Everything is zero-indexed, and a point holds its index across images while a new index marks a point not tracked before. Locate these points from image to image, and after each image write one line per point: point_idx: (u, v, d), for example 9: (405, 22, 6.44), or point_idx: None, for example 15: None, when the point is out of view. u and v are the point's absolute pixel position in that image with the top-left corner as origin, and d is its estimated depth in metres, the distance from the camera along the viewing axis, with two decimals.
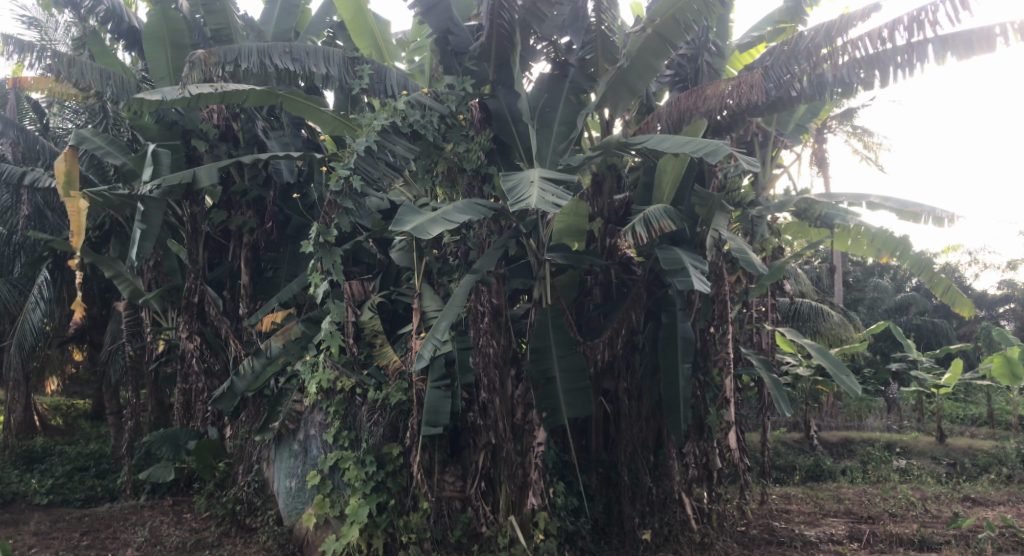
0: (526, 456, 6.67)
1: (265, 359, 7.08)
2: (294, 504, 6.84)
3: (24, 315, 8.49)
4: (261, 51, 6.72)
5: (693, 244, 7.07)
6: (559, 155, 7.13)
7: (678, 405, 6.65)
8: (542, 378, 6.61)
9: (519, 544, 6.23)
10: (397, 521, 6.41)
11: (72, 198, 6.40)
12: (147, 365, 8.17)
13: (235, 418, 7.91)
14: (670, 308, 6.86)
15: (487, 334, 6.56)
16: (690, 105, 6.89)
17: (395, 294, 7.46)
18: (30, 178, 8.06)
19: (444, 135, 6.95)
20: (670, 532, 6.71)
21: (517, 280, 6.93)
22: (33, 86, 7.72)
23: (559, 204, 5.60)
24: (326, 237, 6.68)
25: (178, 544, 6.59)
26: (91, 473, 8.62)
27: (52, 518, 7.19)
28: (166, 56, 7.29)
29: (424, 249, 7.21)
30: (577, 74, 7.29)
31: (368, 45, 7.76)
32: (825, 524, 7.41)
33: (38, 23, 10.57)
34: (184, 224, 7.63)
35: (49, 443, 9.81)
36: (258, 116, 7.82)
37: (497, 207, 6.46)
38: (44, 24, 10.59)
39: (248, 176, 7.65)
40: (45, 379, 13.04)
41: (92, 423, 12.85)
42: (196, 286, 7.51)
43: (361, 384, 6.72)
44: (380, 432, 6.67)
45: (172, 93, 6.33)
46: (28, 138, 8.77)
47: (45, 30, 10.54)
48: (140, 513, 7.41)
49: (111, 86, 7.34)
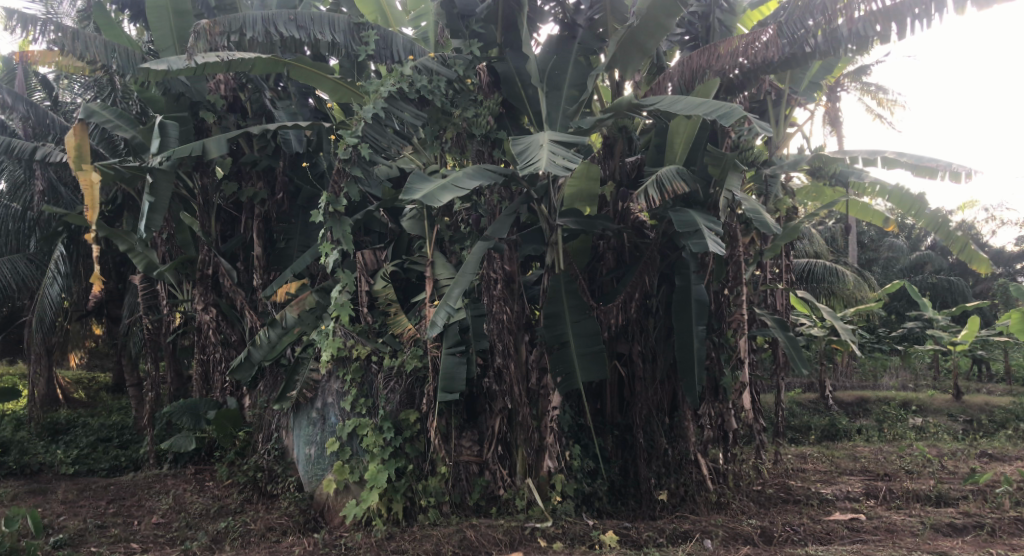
0: (543, 420, 6.76)
1: (281, 329, 7.13)
2: (315, 471, 6.90)
3: (42, 290, 8.50)
4: (265, 19, 6.72)
5: (706, 205, 6.98)
6: (569, 118, 7.04)
7: (692, 366, 6.65)
8: (556, 343, 6.74)
9: (537, 508, 6.47)
10: (415, 485, 6.61)
11: (83, 170, 6.45)
12: (165, 337, 8.25)
13: (254, 388, 8.02)
14: (684, 271, 6.81)
15: (499, 301, 6.77)
16: (702, 64, 6.89)
17: (407, 263, 7.47)
18: (41, 153, 8.06)
19: (452, 101, 7.11)
20: (686, 492, 6.78)
21: (531, 246, 7.06)
22: (39, 60, 7.45)
23: (570, 167, 5.83)
24: (336, 206, 6.92)
25: (202, 511, 6.71)
26: (115, 443, 8.71)
27: (79, 487, 7.31)
28: (170, 23, 7.06)
29: (436, 216, 7.28)
30: (586, 34, 7.13)
31: (372, 9, 7.58)
32: (841, 482, 7.44)
33: None
34: (195, 196, 7.57)
35: (73, 416, 9.89)
36: (265, 86, 7.65)
37: (507, 172, 6.58)
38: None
39: (257, 147, 7.52)
40: (68, 353, 13.22)
41: (114, 396, 13.00)
42: (210, 257, 7.49)
43: (377, 351, 6.93)
44: (397, 399, 6.84)
45: (178, 62, 6.40)
46: (38, 113, 8.66)
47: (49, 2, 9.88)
48: (163, 482, 7.52)
49: (116, 58, 7.10)
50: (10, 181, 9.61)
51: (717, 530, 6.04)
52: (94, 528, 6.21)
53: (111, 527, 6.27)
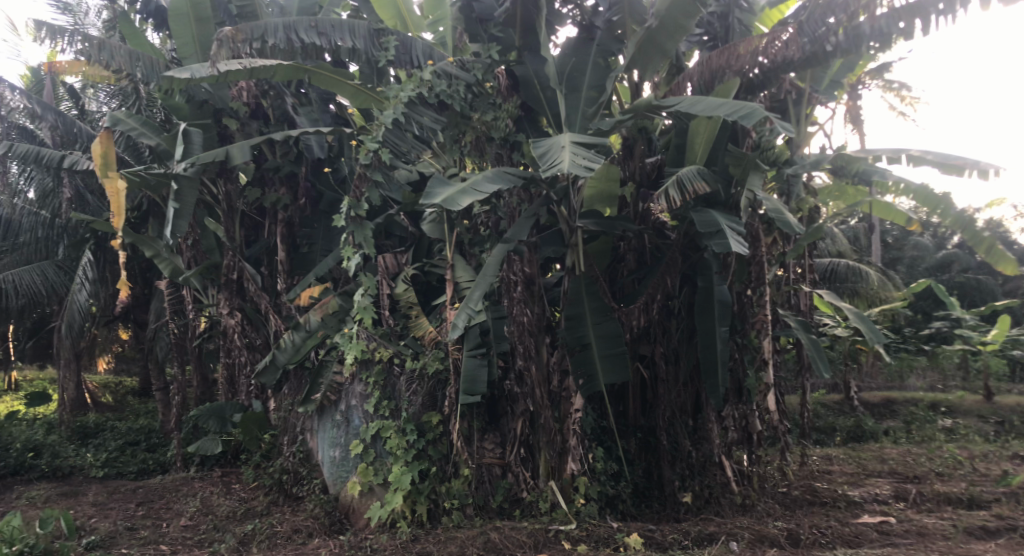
0: (565, 423, 6.84)
1: (305, 333, 7.24)
2: (339, 473, 6.93)
3: (70, 296, 8.64)
4: (287, 26, 6.77)
5: (728, 207, 6.99)
6: (588, 120, 7.04)
7: (716, 367, 6.62)
8: (578, 345, 6.77)
9: (560, 510, 6.48)
10: (439, 487, 6.65)
11: (111, 179, 6.60)
12: (191, 342, 8.36)
13: (278, 391, 8.10)
14: (706, 272, 6.79)
15: (520, 303, 6.79)
16: (721, 64, 6.86)
17: (428, 266, 7.49)
18: (69, 161, 8.11)
19: (471, 105, 7.07)
20: (710, 494, 6.71)
21: (551, 248, 7.10)
22: (66, 70, 7.43)
23: (591, 168, 5.86)
24: (358, 211, 6.98)
25: (229, 514, 6.78)
26: (143, 447, 8.82)
27: (109, 490, 7.41)
28: (192, 32, 7.16)
29: (455, 220, 7.28)
30: (604, 36, 7.19)
31: (392, 15, 7.52)
32: (869, 484, 7.37)
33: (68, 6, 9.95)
34: (219, 203, 7.66)
35: (102, 419, 10.04)
36: (288, 92, 7.73)
37: (527, 175, 6.61)
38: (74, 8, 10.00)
39: (280, 153, 7.53)
40: (96, 358, 13.43)
41: (141, 399, 13.19)
42: (235, 263, 7.51)
43: (399, 354, 7.00)
44: (419, 401, 6.87)
45: (201, 71, 6.48)
46: (66, 122, 8.78)
47: (76, 14, 9.94)
48: (191, 484, 7.61)
49: (141, 67, 7.24)
50: (39, 190, 9.67)
51: (743, 532, 6.00)
52: (124, 530, 6.31)
53: (141, 529, 6.36)
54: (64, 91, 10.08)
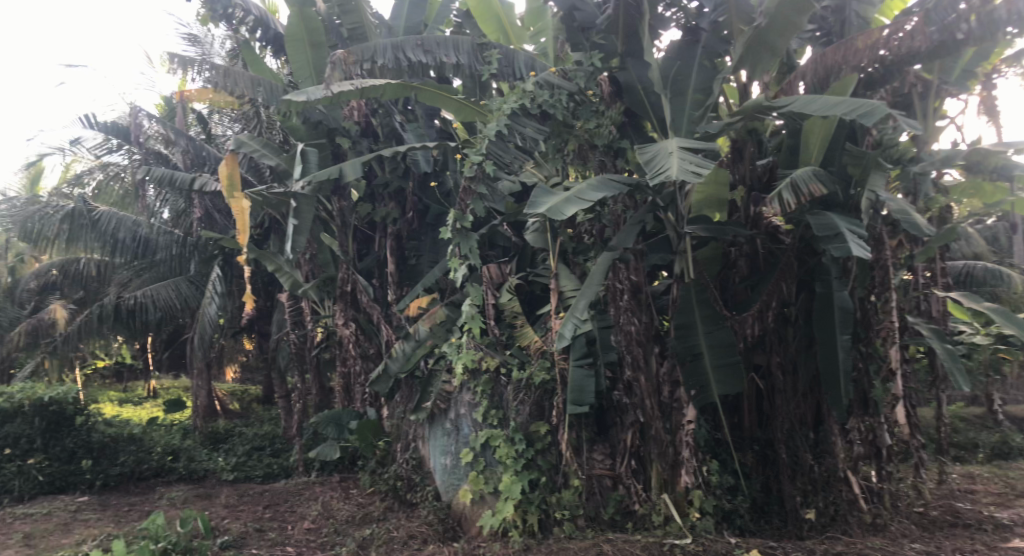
0: (677, 434, 6.59)
1: (414, 342, 7.49)
2: (452, 481, 7.06)
3: (202, 308, 9.12)
4: (395, 46, 7.05)
5: (847, 208, 6.66)
6: (695, 123, 6.86)
7: (838, 380, 6.31)
8: (689, 355, 6.57)
9: (674, 524, 6.30)
10: (550, 497, 6.65)
11: (237, 198, 6.97)
12: (309, 352, 8.78)
13: (391, 399, 8.35)
14: (825, 277, 6.46)
15: (627, 312, 6.73)
16: (838, 60, 6.52)
17: (531, 275, 7.54)
18: (199, 183, 8.76)
19: (574, 114, 7.08)
20: (837, 512, 6.42)
21: (657, 255, 6.97)
22: (195, 98, 7.95)
23: (700, 173, 5.73)
24: (463, 223, 7.10)
25: (348, 518, 7.04)
26: (268, 451, 9.32)
27: (239, 492, 7.87)
28: (308, 57, 7.48)
29: (559, 228, 7.25)
30: (710, 37, 6.95)
31: (494, 29, 7.72)
32: (1020, 507, 6.74)
33: (196, 39, 10.15)
34: (333, 218, 8.03)
35: (231, 425, 10.71)
36: (395, 110, 7.97)
37: (633, 182, 6.55)
38: (202, 40, 10.21)
39: (389, 170, 7.80)
40: (225, 367, 14.38)
41: (265, 406, 14.00)
42: (349, 275, 7.87)
43: (505, 364, 7.05)
44: (527, 411, 6.90)
45: (316, 93, 6.77)
46: (196, 145, 9.60)
47: (204, 45, 10.13)
48: (312, 488, 7.96)
49: (262, 92, 7.65)
50: (172, 210, 10.58)
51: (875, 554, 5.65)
52: (255, 531, 6.68)
53: (269, 530, 6.70)
54: (194, 118, 10.75)
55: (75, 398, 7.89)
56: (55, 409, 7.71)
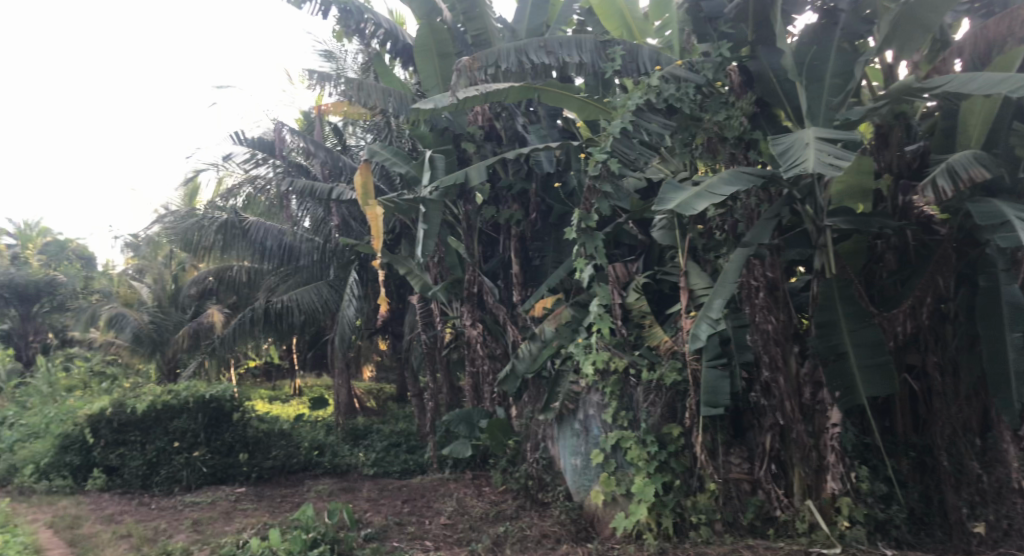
0: (820, 438, 6.34)
1: (541, 343, 7.50)
2: (581, 481, 7.11)
3: (342, 311, 9.65)
4: (518, 49, 7.08)
5: (1016, 194, 6.09)
6: (834, 110, 6.41)
7: (1008, 379, 5.71)
8: (832, 354, 6.20)
9: (820, 532, 6.04)
10: (684, 501, 6.47)
11: (371, 206, 7.29)
12: (440, 352, 9.10)
13: (519, 399, 8.47)
14: (990, 269, 5.95)
15: (763, 310, 6.47)
16: (1001, 33, 5.98)
17: (660, 273, 7.39)
18: (336, 192, 9.22)
19: (702, 106, 6.83)
20: (1010, 526, 5.93)
21: (795, 250, 6.65)
22: (331, 110, 8.47)
23: (839, 167, 5.38)
24: (589, 222, 7.04)
25: (482, 515, 7.20)
26: (404, 447, 9.71)
27: (379, 486, 8.24)
28: (435, 65, 7.70)
29: (687, 225, 7.06)
30: (850, 18, 6.58)
31: (618, 25, 7.59)
32: None
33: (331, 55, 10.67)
34: (460, 222, 8.28)
35: (369, 422, 11.27)
36: (518, 112, 8.05)
37: (767, 174, 6.25)
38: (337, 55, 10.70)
39: (512, 173, 7.95)
40: (362, 366, 15.15)
41: (399, 404, 14.64)
42: (476, 276, 8.02)
43: (634, 364, 6.89)
44: (658, 412, 6.75)
45: (443, 100, 6.98)
46: (333, 157, 9.99)
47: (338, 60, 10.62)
48: (447, 485, 8.19)
49: (392, 102, 7.92)
50: (313, 219, 10.96)
51: None
52: (394, 524, 6.94)
53: (408, 524, 6.97)
54: (329, 130, 11.15)
55: (231, 396, 8.70)
56: (215, 406, 8.57)
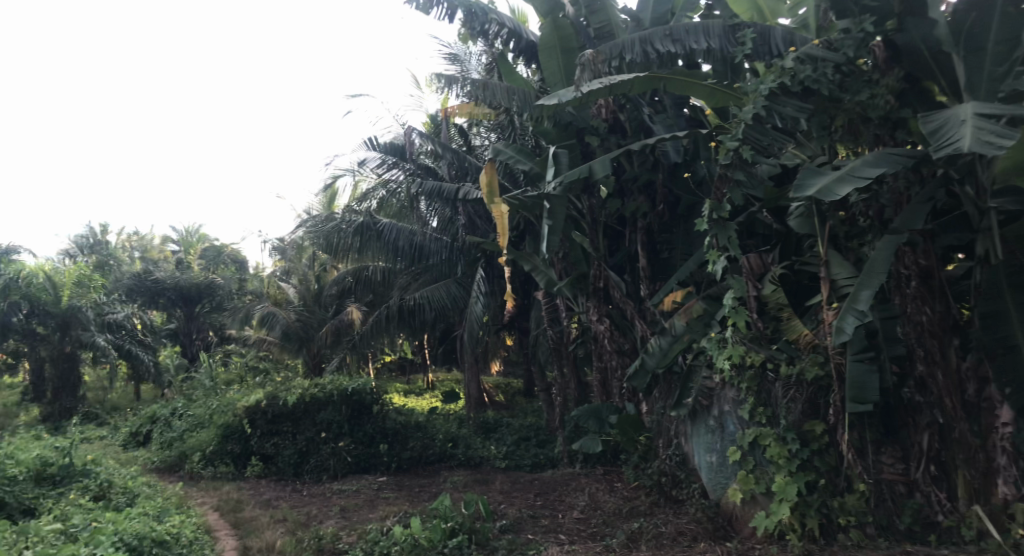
0: (989, 438, 5.92)
1: (671, 337, 7.32)
2: (718, 479, 6.98)
3: (469, 307, 9.97)
4: (643, 39, 7.08)
5: None
6: (999, 81, 5.86)
7: None
8: (1001, 347, 5.66)
9: (992, 540, 5.53)
10: (831, 501, 6.13)
11: (496, 204, 7.26)
12: (567, 347, 9.18)
13: (650, 394, 8.37)
14: None
15: (916, 301, 6.12)
16: None
17: (798, 263, 7.06)
18: (463, 192, 9.70)
19: (842, 86, 6.39)
20: None
21: (952, 235, 6.24)
22: (457, 112, 8.78)
23: (1001, 148, 4.95)
24: (720, 213, 6.81)
25: (616, 510, 7.19)
26: (534, 442, 9.85)
27: (512, 479, 8.42)
28: (559, 61, 7.72)
29: (827, 211, 6.66)
30: None
31: (746, 8, 7.35)
32: None
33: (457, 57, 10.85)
34: (585, 216, 8.30)
35: (499, 416, 11.54)
36: (643, 102, 7.94)
37: (916, 155, 5.89)
38: (462, 57, 10.91)
39: (638, 163, 7.83)
40: (490, 362, 15.51)
41: (528, 399, 14.89)
42: (602, 271, 7.97)
43: (772, 359, 6.56)
44: (799, 409, 6.42)
45: (567, 95, 6.95)
46: (459, 157, 10.29)
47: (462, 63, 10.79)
48: (578, 479, 8.25)
49: (517, 101, 8.02)
50: (441, 218, 11.24)
51: None
52: (528, 517, 7.05)
53: (541, 517, 7.06)
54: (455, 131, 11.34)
55: (371, 388, 9.24)
56: (357, 399, 9.12)
